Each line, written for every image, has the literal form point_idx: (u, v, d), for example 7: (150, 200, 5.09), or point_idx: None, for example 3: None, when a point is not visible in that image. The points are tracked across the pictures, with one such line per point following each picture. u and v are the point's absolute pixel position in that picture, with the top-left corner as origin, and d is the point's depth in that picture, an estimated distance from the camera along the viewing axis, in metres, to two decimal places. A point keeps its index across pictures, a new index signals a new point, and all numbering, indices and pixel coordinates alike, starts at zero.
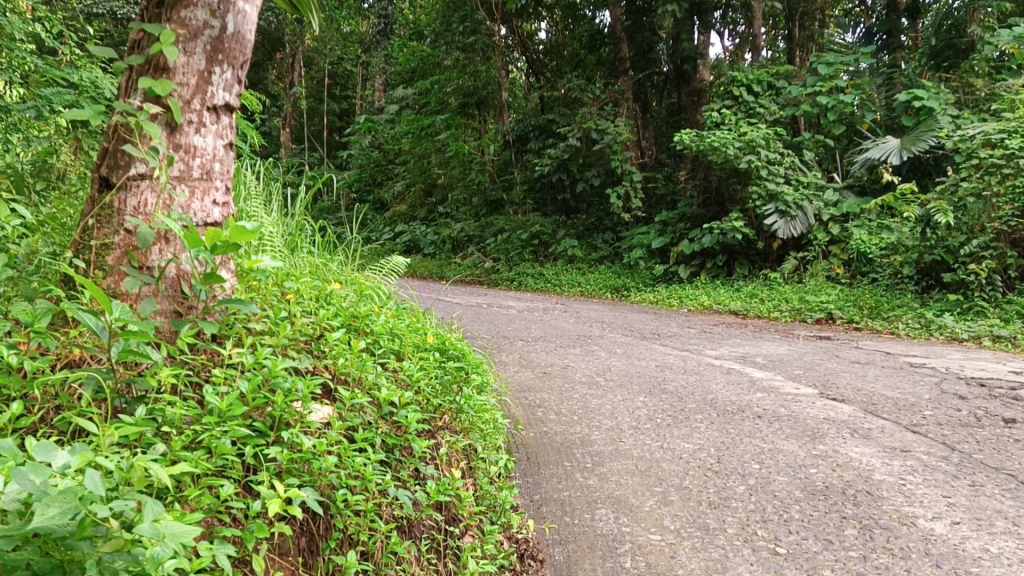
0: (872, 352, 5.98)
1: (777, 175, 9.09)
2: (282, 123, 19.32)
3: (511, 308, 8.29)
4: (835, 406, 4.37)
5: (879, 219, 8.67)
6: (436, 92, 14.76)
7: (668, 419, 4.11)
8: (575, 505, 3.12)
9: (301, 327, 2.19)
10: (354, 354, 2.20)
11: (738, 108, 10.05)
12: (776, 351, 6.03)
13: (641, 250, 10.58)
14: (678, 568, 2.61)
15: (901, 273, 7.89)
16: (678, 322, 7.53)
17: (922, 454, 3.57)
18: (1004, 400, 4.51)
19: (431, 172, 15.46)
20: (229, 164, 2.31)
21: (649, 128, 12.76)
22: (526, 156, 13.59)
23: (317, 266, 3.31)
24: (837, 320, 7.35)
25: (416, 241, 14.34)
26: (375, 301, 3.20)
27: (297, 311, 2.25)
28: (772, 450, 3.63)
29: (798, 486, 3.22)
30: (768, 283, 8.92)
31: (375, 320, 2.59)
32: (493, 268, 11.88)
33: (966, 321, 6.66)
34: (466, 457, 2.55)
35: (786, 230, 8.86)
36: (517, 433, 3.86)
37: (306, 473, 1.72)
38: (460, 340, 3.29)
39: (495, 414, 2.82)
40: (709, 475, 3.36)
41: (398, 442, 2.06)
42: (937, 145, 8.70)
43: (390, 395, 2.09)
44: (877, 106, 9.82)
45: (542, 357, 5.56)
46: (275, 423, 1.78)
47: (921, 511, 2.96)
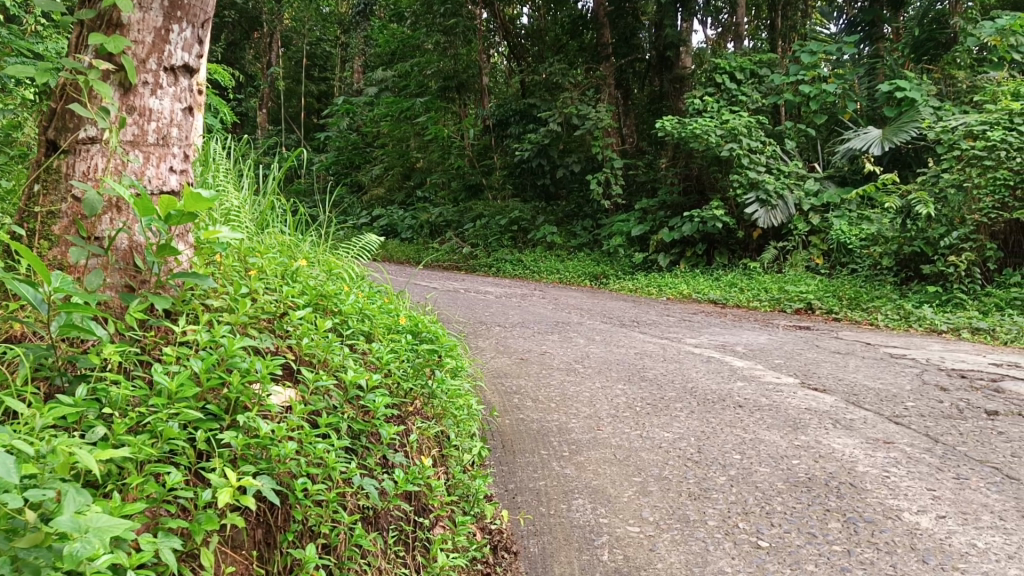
0: (852, 342, 5.92)
1: (759, 163, 8.97)
2: (258, 104, 19.01)
3: (488, 293, 8.16)
4: (817, 396, 4.30)
5: (860, 210, 8.67)
6: (416, 75, 14.57)
7: (648, 407, 4.02)
8: (551, 495, 3.02)
9: (263, 304, 2.05)
10: (320, 334, 2.06)
11: (721, 95, 9.95)
12: (756, 340, 5.96)
13: (620, 237, 10.47)
14: (657, 561, 2.52)
15: (881, 264, 7.85)
16: (657, 310, 7.44)
17: (906, 445, 3.50)
18: (986, 392, 4.46)
19: (410, 156, 15.25)
20: (190, 130, 2.17)
21: (630, 115, 12.65)
22: (507, 141, 13.46)
23: (286, 244, 3.16)
24: (816, 310, 7.29)
25: (393, 225, 14.14)
26: (344, 280, 3.05)
27: (259, 287, 2.11)
28: (753, 440, 3.55)
29: (780, 477, 3.13)
30: (747, 272, 8.85)
31: (344, 299, 2.46)
32: (471, 254, 11.72)
33: (945, 313, 6.61)
34: (439, 444, 2.43)
35: (766, 219, 8.81)
36: (493, 420, 3.75)
37: (262, 460, 1.58)
38: (434, 323, 3.16)
39: (469, 400, 2.70)
40: (689, 465, 3.26)
41: (366, 428, 1.93)
42: (918, 136, 8.65)
43: (357, 378, 1.96)
44: (859, 97, 9.76)
45: (519, 343, 5.44)
46: (230, 406, 1.64)
47: (906, 504, 2.88)
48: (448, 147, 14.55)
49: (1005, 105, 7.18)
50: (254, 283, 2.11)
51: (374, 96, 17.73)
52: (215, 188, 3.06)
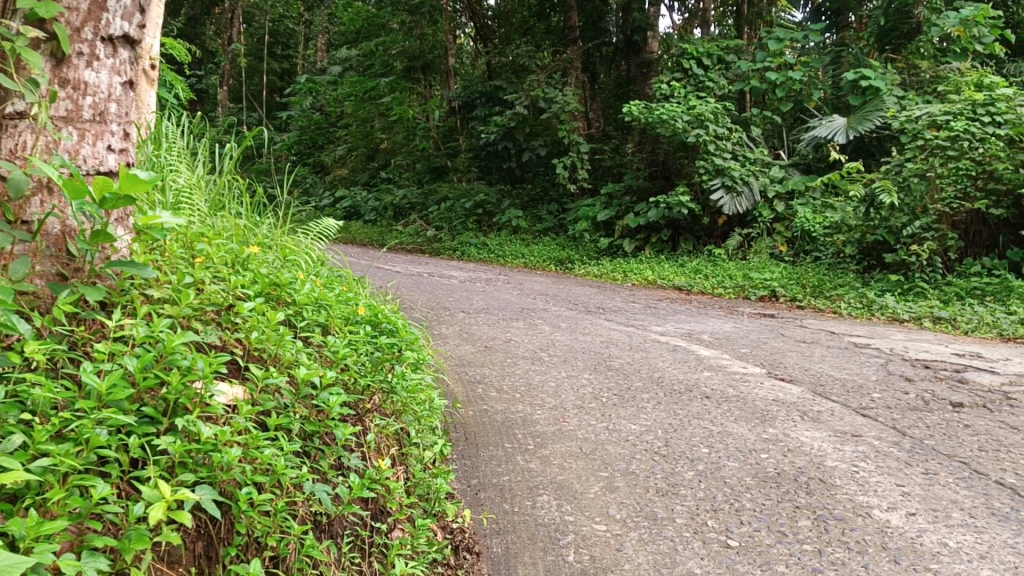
0: (816, 331, 5.90)
1: (725, 150, 8.91)
2: (219, 81, 18.57)
3: (452, 278, 8.02)
4: (784, 387, 4.25)
5: (824, 197, 8.68)
6: (380, 54, 14.30)
7: (614, 398, 3.94)
8: (515, 491, 2.92)
9: (209, 295, 1.90)
10: (271, 327, 1.93)
11: (688, 81, 9.88)
12: (722, 328, 5.91)
13: (586, 222, 10.39)
14: (624, 562, 2.43)
15: (843, 253, 7.86)
16: (623, 297, 7.36)
17: (874, 439, 3.46)
18: (950, 383, 4.45)
19: (374, 137, 15.01)
20: (131, 107, 2.02)
21: (596, 99, 12.54)
22: (472, 123, 13.29)
23: (239, 227, 3.00)
24: (780, 298, 7.27)
25: (356, 206, 13.91)
26: (301, 268, 2.90)
27: (205, 276, 1.96)
28: (721, 433, 3.48)
29: (748, 473, 3.06)
30: (712, 259, 8.81)
31: (298, 289, 2.32)
32: (435, 237, 11.56)
33: (906, 302, 6.62)
34: (398, 442, 2.31)
35: (731, 206, 8.78)
36: (455, 412, 3.64)
37: (203, 467, 1.46)
38: (395, 313, 3.03)
39: (431, 394, 2.58)
40: (657, 460, 3.18)
41: (319, 429, 1.80)
42: (883, 125, 8.67)
43: (310, 375, 1.83)
44: (824, 84, 9.75)
45: (483, 330, 5.33)
46: (169, 408, 1.51)
47: (875, 501, 2.83)
48: (412, 129, 14.34)
49: (968, 96, 7.19)
50: (199, 272, 1.96)
51: (337, 75, 17.42)
52: (162, 168, 2.89)
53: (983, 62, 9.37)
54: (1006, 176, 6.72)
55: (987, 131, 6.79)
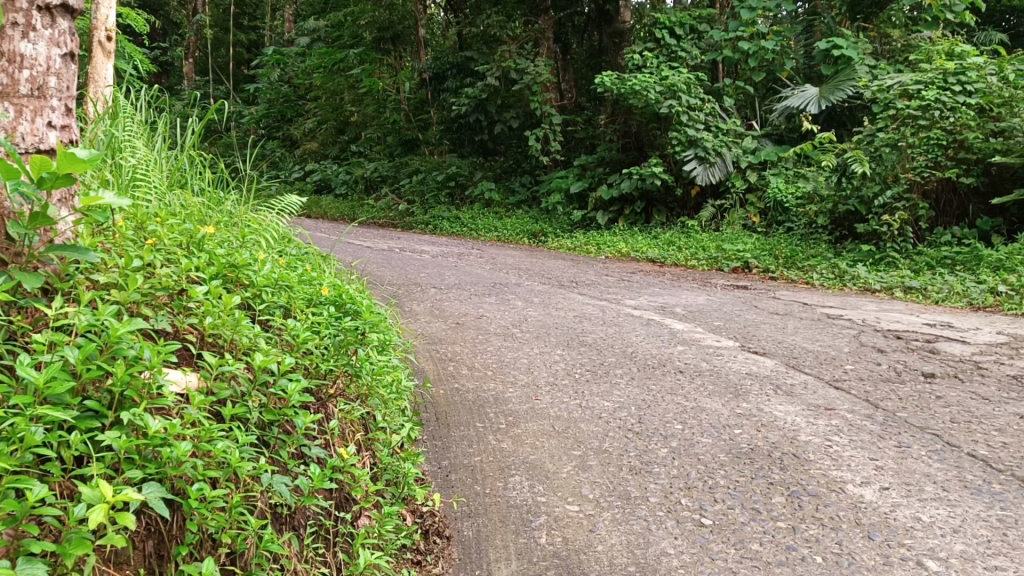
0: (789, 303, 5.89)
1: (698, 121, 8.85)
2: (184, 53, 18.15)
3: (425, 253, 7.92)
4: (757, 361, 4.22)
5: (796, 167, 8.67)
6: (349, 24, 14.04)
7: (587, 374, 3.90)
8: (487, 472, 2.87)
9: (159, 279, 1.81)
10: (226, 312, 1.84)
11: (660, 51, 9.77)
12: (695, 301, 5.88)
13: (559, 194, 10.30)
14: (597, 544, 2.39)
15: (815, 223, 7.86)
16: (596, 270, 7.31)
17: (847, 412, 3.44)
18: (922, 354, 4.45)
19: (345, 109, 14.77)
20: (72, 78, 1.89)
21: (569, 70, 12.40)
22: (443, 95, 13.11)
23: (196, 206, 2.89)
24: (753, 269, 7.26)
25: (327, 180, 13.70)
26: (261, 246, 2.80)
27: (156, 259, 1.86)
28: (694, 409, 3.45)
29: (722, 449, 3.04)
30: (685, 230, 8.77)
31: (258, 271, 2.23)
32: (407, 211, 11.41)
33: (878, 272, 6.63)
34: (364, 427, 2.24)
35: (704, 177, 8.73)
36: (426, 391, 3.58)
37: (152, 463, 1.39)
38: (361, 292, 2.94)
39: (398, 377, 2.51)
40: (630, 437, 3.15)
41: (279, 418, 1.73)
42: (855, 94, 8.65)
43: (268, 361, 1.75)
44: (796, 54, 9.69)
45: (455, 306, 5.26)
46: (114, 401, 1.43)
47: (849, 475, 2.81)
48: (383, 101, 14.11)
49: (939, 65, 7.16)
50: (149, 255, 1.86)
51: (305, 47, 17.09)
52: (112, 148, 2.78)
53: (954, 31, 9.36)
54: (976, 145, 6.73)
55: (957, 101, 6.83)
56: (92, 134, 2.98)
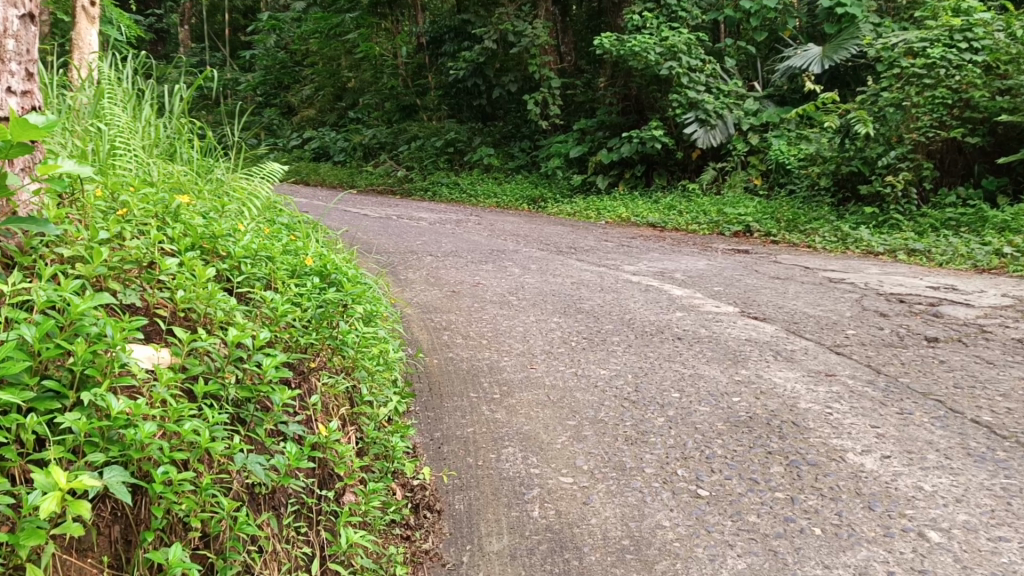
0: (791, 267, 5.81)
1: (699, 82, 8.69)
2: (179, 20, 17.88)
3: (422, 220, 7.81)
4: (757, 326, 4.16)
5: (798, 129, 8.54)
6: None
7: (584, 341, 3.83)
8: (479, 444, 2.81)
9: (127, 253, 1.73)
10: (200, 285, 1.77)
11: (660, 11, 9.49)
12: (695, 266, 5.79)
13: (559, 159, 10.17)
14: (590, 517, 2.34)
15: (818, 185, 7.75)
16: (596, 235, 7.21)
17: (848, 378, 3.38)
18: (925, 318, 4.37)
19: (342, 75, 14.57)
20: (32, 42, 1.80)
21: (568, 32, 12.18)
22: (441, 59, 12.91)
23: (175, 178, 2.80)
24: (754, 233, 7.16)
25: (325, 147, 13.54)
26: (244, 216, 2.72)
27: (124, 231, 1.78)
28: (692, 376, 3.39)
29: (720, 418, 2.98)
30: (686, 194, 8.66)
31: (236, 242, 2.15)
32: (406, 177, 11.27)
33: (881, 235, 6.53)
34: (349, 401, 2.17)
35: (705, 139, 8.59)
36: (419, 361, 3.52)
37: (116, 445, 1.32)
38: (348, 263, 2.86)
39: (386, 349, 2.44)
40: (626, 406, 3.09)
41: (254, 394, 1.65)
42: (858, 53, 8.49)
43: (242, 336, 1.68)
44: (799, 12, 9.50)
45: (451, 274, 5.18)
46: (75, 379, 1.36)
47: (849, 444, 2.75)
48: (380, 66, 13.91)
49: (945, 21, 7.00)
50: (116, 227, 1.78)
51: (302, 12, 16.85)
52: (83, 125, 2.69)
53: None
54: (982, 104, 6.58)
55: (963, 59, 6.69)
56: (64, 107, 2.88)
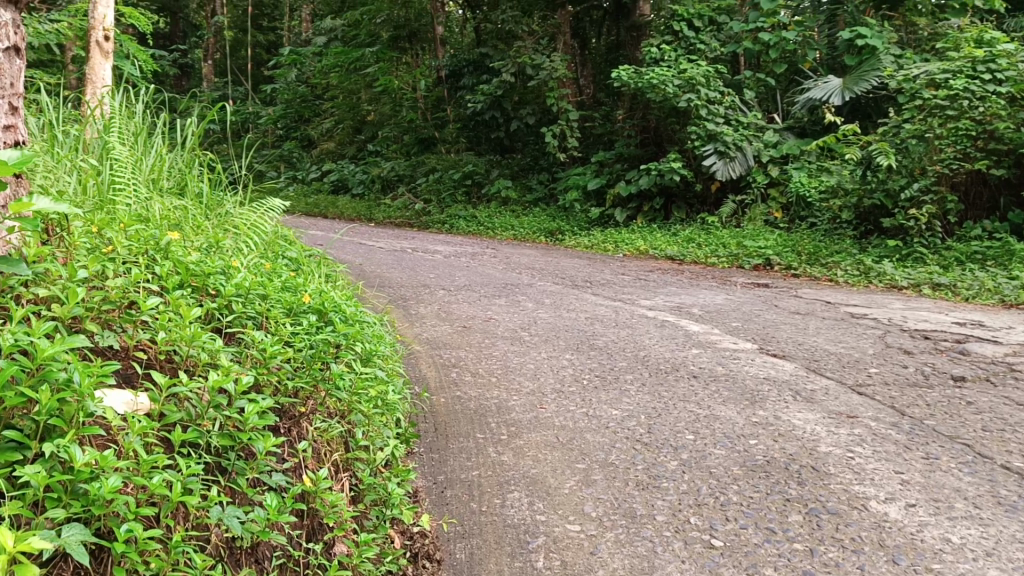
0: (812, 301, 5.67)
1: (717, 114, 8.62)
2: (203, 55, 18.09)
3: (437, 253, 7.75)
4: (776, 364, 4.03)
5: (819, 161, 8.42)
6: (365, 23, 13.92)
7: (596, 380, 3.72)
8: (484, 488, 2.70)
9: (107, 293, 1.66)
10: (183, 326, 1.70)
11: (679, 44, 9.51)
12: (713, 301, 5.67)
13: (576, 191, 10.11)
14: (598, 568, 2.22)
15: (839, 218, 7.63)
16: (613, 269, 7.11)
17: (871, 420, 3.24)
18: (951, 355, 4.22)
19: (362, 109, 14.64)
20: (17, 75, 1.76)
21: (587, 65, 12.25)
22: (460, 93, 12.95)
23: (171, 215, 2.75)
24: (775, 266, 7.03)
25: (344, 180, 13.56)
26: (241, 255, 2.66)
27: (106, 271, 1.72)
28: (708, 418, 3.27)
29: (736, 462, 2.85)
30: (705, 227, 8.55)
31: (226, 281, 2.08)
32: (424, 210, 11.23)
33: (905, 268, 6.39)
34: (343, 446, 2.07)
35: (724, 172, 8.49)
36: (424, 401, 3.43)
37: (79, 500, 1.22)
38: (347, 301, 2.79)
39: (383, 390, 2.35)
40: (638, 449, 2.97)
41: (236, 442, 1.56)
42: (879, 85, 8.40)
43: (224, 380, 1.60)
44: (819, 45, 9.43)
45: (462, 309, 5.10)
46: (38, 430, 1.27)
47: (872, 491, 2.62)
48: (399, 99, 13.98)
49: (968, 52, 6.89)
50: (96, 266, 1.72)
51: (323, 46, 17.00)
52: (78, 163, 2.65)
53: (982, 19, 9.07)
54: (1007, 136, 6.46)
55: (986, 90, 6.55)
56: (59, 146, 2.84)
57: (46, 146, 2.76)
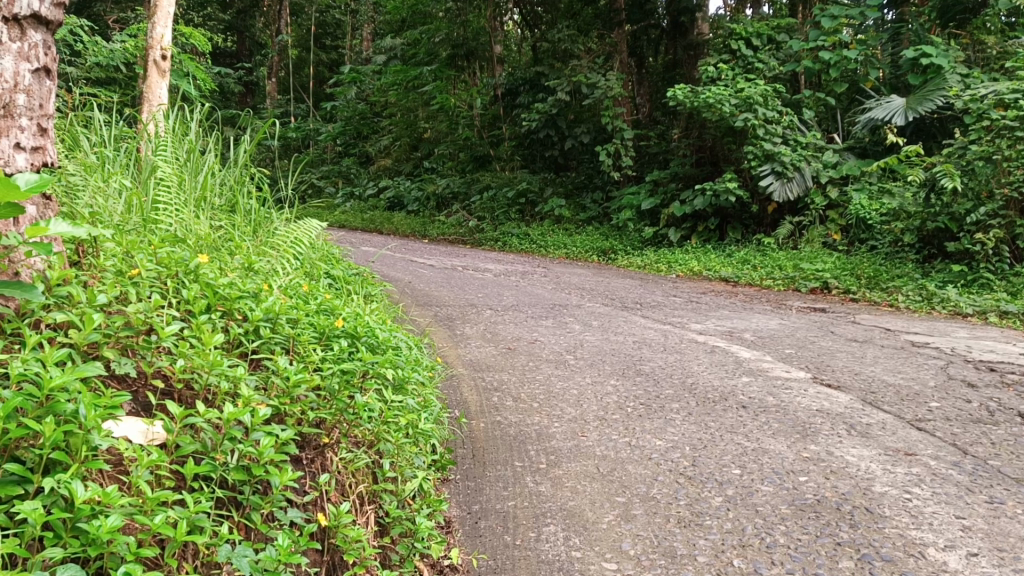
0: (870, 328, 5.47)
1: (775, 134, 8.43)
2: (267, 73, 18.44)
3: (487, 271, 7.71)
4: (830, 395, 3.86)
5: (881, 182, 8.16)
6: (423, 42, 13.98)
7: (640, 408, 3.61)
8: (519, 520, 2.62)
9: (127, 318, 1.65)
10: (203, 354, 1.67)
11: (736, 63, 9.34)
12: (767, 326, 5.50)
13: (630, 210, 10.00)
14: None
15: (901, 241, 7.39)
16: (664, 290, 6.98)
17: (930, 459, 3.07)
18: (1019, 390, 4.00)
19: (418, 126, 14.73)
20: (46, 96, 1.81)
21: (644, 84, 12.43)
22: (516, 110, 12.91)
23: (209, 235, 2.75)
24: (833, 290, 6.83)
25: (400, 197, 13.65)
26: (277, 276, 2.64)
27: (128, 296, 1.71)
28: (756, 451, 3.13)
29: (784, 500, 2.72)
30: (761, 249, 8.36)
31: (254, 306, 2.06)
32: (477, 227, 11.21)
33: (971, 295, 6.13)
34: (370, 479, 2.00)
35: (781, 193, 8.29)
36: (463, 426, 3.36)
37: (81, 538, 1.20)
38: (382, 324, 2.74)
39: (414, 419, 2.28)
40: (682, 483, 2.86)
41: (250, 476, 1.52)
42: (945, 105, 8.12)
43: (240, 412, 1.56)
44: (882, 63, 9.16)
45: (508, 330, 5.03)
46: (41, 463, 1.25)
47: (930, 537, 2.46)
48: (455, 117, 14.01)
49: None
50: (117, 290, 1.71)
51: (382, 64, 17.20)
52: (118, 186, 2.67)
53: None
54: None
55: None
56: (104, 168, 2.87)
57: (87, 167, 2.79)
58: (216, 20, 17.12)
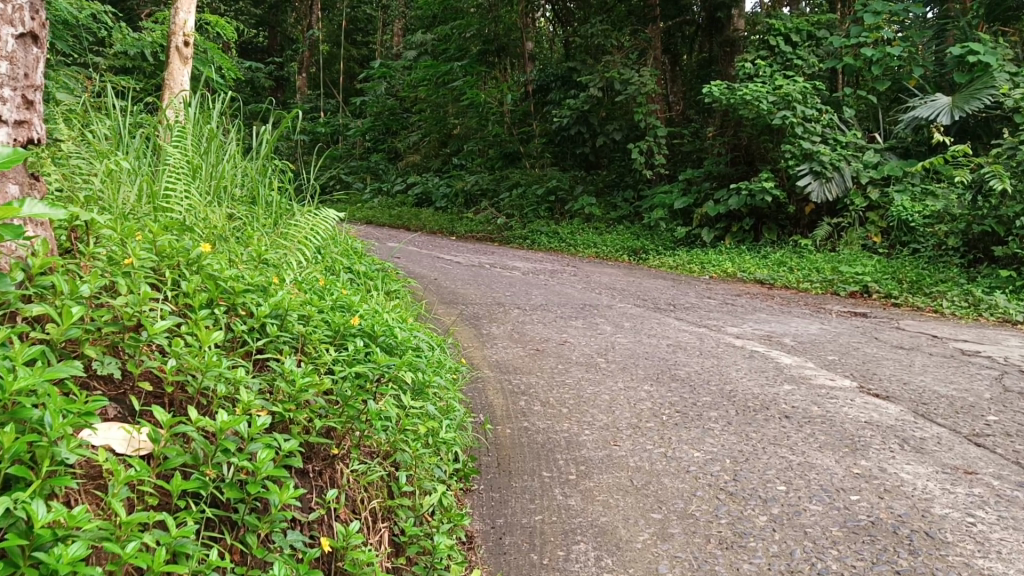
0: (916, 335, 5.21)
1: (814, 132, 8.13)
2: (298, 68, 18.35)
3: (516, 270, 7.51)
4: (879, 406, 3.61)
5: (925, 183, 7.86)
6: (455, 38, 13.77)
7: (676, 417, 3.40)
8: (547, 536, 2.43)
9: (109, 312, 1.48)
10: (200, 356, 1.51)
11: (774, 59, 9.01)
12: (807, 331, 5.26)
13: (662, 210, 9.76)
14: None
15: (946, 244, 7.09)
16: (698, 292, 6.74)
17: (993, 478, 2.84)
18: None
19: (448, 122, 14.54)
20: (31, 65, 1.73)
21: (678, 81, 12.16)
22: (547, 107, 12.71)
23: (218, 225, 2.59)
24: (873, 294, 6.56)
25: (428, 194, 13.48)
26: (290, 269, 2.47)
27: (113, 291, 1.55)
28: (802, 466, 2.91)
29: (835, 521, 2.50)
30: (798, 250, 8.09)
31: (259, 302, 1.89)
32: (505, 225, 11.00)
33: (1020, 302, 5.84)
34: (384, 493, 1.81)
35: (820, 193, 7.98)
36: (488, 431, 3.18)
37: (39, 566, 1.02)
38: (401, 322, 2.56)
39: (434, 427, 2.10)
40: (722, 499, 2.65)
41: (246, 494, 1.34)
42: (994, 103, 7.79)
43: (234, 421, 1.38)
44: (927, 60, 8.85)
45: (536, 330, 4.83)
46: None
47: (999, 567, 2.24)
48: (485, 113, 13.81)
49: None
50: (102, 281, 1.55)
51: (412, 60, 17.05)
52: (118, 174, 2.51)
53: None
54: None
55: None
56: (111, 154, 2.71)
57: (88, 153, 2.63)
58: (247, 14, 17.07)
